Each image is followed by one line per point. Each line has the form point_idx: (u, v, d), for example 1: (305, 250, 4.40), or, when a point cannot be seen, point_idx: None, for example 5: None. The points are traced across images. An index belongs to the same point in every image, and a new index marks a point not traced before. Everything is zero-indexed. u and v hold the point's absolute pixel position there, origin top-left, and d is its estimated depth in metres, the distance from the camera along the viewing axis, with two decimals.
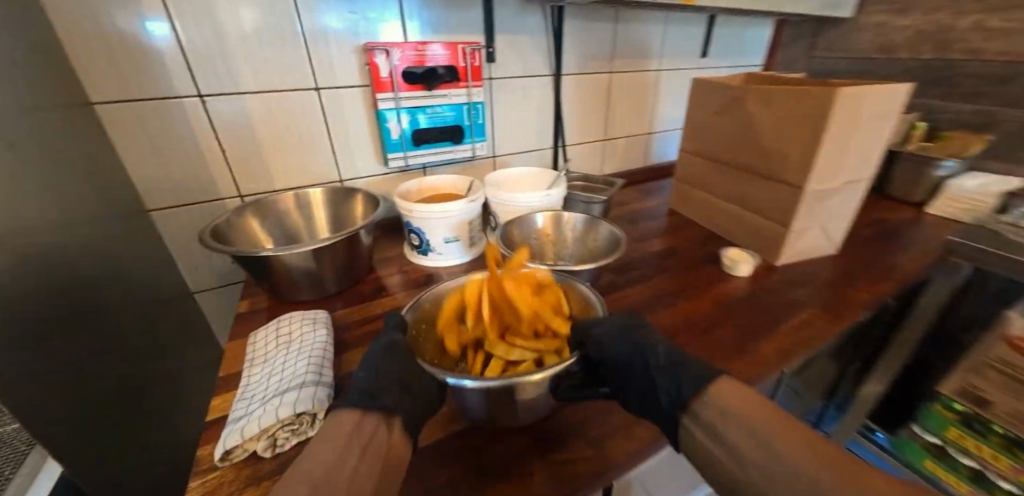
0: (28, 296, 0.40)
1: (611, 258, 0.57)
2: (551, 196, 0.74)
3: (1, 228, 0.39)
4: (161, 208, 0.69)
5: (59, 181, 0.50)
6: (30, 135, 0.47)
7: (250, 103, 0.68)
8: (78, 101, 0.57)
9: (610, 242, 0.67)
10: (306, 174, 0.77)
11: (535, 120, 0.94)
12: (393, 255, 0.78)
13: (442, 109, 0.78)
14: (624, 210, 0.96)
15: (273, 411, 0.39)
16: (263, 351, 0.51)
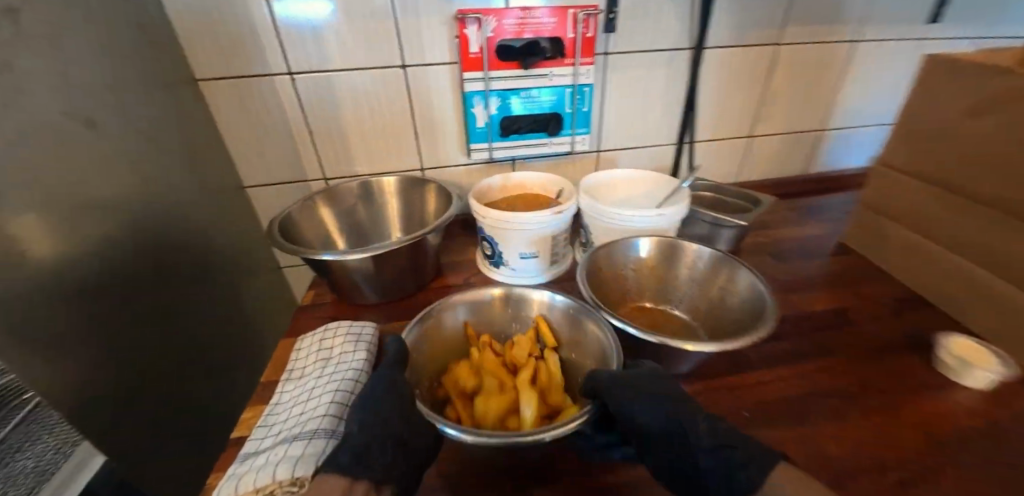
0: (84, 281, 0.40)
1: (758, 334, 0.38)
2: (666, 216, 0.55)
3: (64, 213, 0.39)
4: (256, 185, 0.70)
5: (147, 158, 0.51)
6: (121, 113, 0.48)
7: (335, 82, 0.63)
8: (182, 79, 0.57)
9: (750, 301, 0.47)
10: (387, 160, 0.72)
11: (656, 109, 0.73)
12: (463, 260, 0.69)
13: (538, 92, 0.64)
14: (764, 237, 0.71)
15: (273, 467, 0.33)
16: (303, 365, 0.47)
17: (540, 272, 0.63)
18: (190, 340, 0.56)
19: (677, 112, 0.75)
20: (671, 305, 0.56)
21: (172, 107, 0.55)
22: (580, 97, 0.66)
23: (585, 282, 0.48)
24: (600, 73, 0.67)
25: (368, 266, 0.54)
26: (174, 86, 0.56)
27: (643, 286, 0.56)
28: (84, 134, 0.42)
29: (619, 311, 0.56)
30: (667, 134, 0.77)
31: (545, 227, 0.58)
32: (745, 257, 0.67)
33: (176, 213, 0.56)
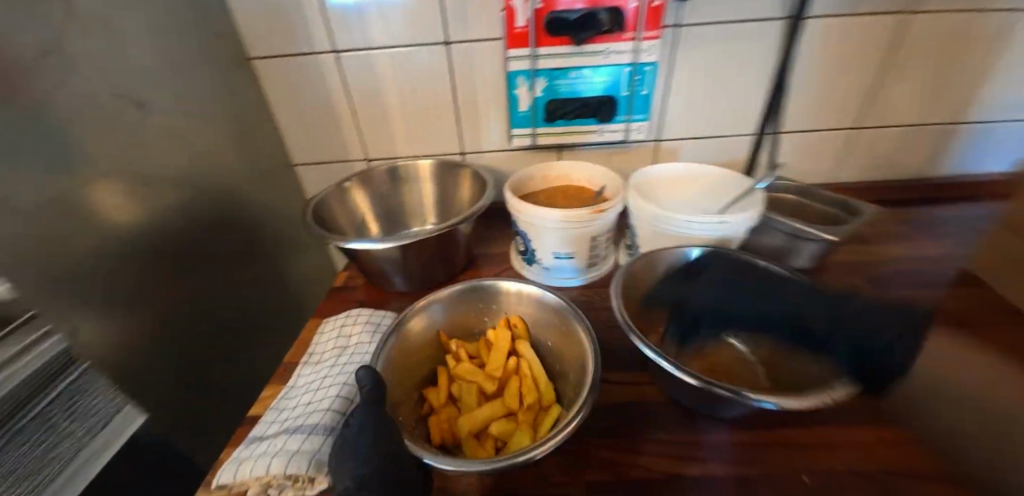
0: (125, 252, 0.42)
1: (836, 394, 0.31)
2: (728, 223, 0.48)
3: (110, 189, 0.41)
4: (304, 163, 0.72)
5: (196, 136, 0.53)
6: (171, 91, 0.49)
7: (377, 60, 0.61)
8: (236, 57, 0.59)
9: (831, 342, 0.38)
10: (427, 143, 0.69)
11: (734, 92, 0.62)
12: (496, 254, 0.65)
13: (591, 72, 0.57)
14: (852, 254, 0.59)
15: (269, 459, 0.33)
16: (322, 349, 0.47)
17: (575, 275, 0.57)
18: (231, 309, 0.60)
19: (760, 97, 0.63)
20: (724, 330, 0.48)
21: (224, 85, 0.57)
22: (639, 78, 0.58)
23: (619, 295, 0.42)
24: (666, 49, 0.57)
25: (393, 254, 0.53)
26: (225, 64, 0.57)
27: None
28: (132, 114, 0.44)
29: (660, 329, 0.48)
30: (744, 124, 0.65)
31: (585, 226, 0.52)
32: (828, 278, 0.55)
33: (223, 188, 0.59)
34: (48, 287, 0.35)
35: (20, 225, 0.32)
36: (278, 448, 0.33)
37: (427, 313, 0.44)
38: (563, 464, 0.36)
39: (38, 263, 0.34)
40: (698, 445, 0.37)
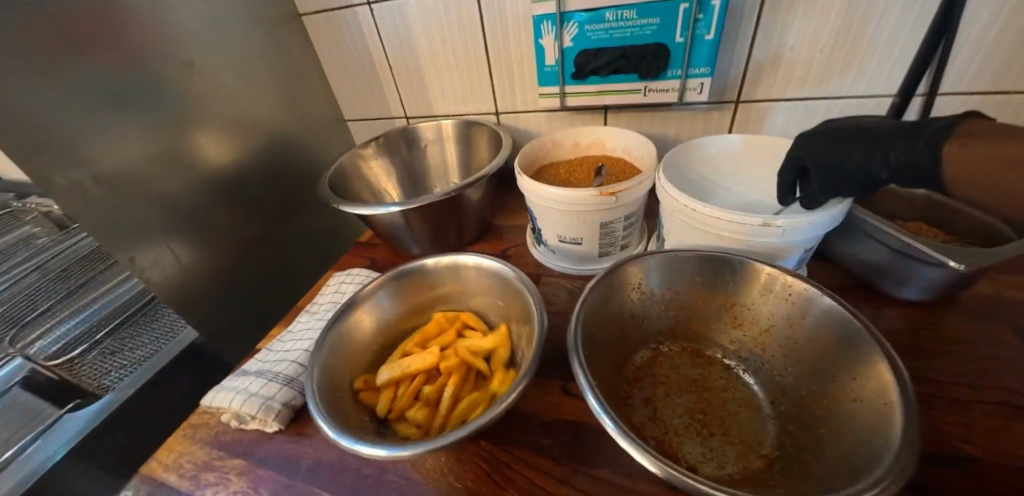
0: (180, 198, 0.51)
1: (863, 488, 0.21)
2: (778, 231, 0.34)
3: (161, 144, 0.48)
4: (354, 119, 0.75)
5: (250, 93, 0.59)
6: (222, 53, 0.55)
7: (408, 11, 0.57)
8: (287, 16, 0.62)
9: (871, 428, 0.26)
10: (460, 100, 0.65)
11: (858, 33, 0.43)
12: (514, 226, 0.61)
13: (636, 12, 0.44)
14: (996, 288, 0.41)
15: (236, 395, 0.38)
16: (324, 299, 0.51)
17: (585, 263, 0.50)
18: (287, 252, 0.68)
19: (908, 40, 0.42)
20: (740, 365, 0.37)
21: (275, 43, 0.61)
22: (702, 17, 0.43)
23: (588, 309, 0.34)
24: None
25: (397, 220, 0.53)
26: (274, 22, 0.60)
27: (703, 324, 0.38)
28: (186, 74, 0.51)
29: (660, 347, 0.40)
30: (874, 80, 0.45)
31: (591, 210, 0.44)
32: (944, 321, 0.39)
33: (278, 142, 0.65)
34: (114, 225, 0.44)
35: (85, 171, 0.41)
36: (246, 387, 0.38)
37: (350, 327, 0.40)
38: (485, 472, 0.33)
39: (105, 203, 0.43)
40: None
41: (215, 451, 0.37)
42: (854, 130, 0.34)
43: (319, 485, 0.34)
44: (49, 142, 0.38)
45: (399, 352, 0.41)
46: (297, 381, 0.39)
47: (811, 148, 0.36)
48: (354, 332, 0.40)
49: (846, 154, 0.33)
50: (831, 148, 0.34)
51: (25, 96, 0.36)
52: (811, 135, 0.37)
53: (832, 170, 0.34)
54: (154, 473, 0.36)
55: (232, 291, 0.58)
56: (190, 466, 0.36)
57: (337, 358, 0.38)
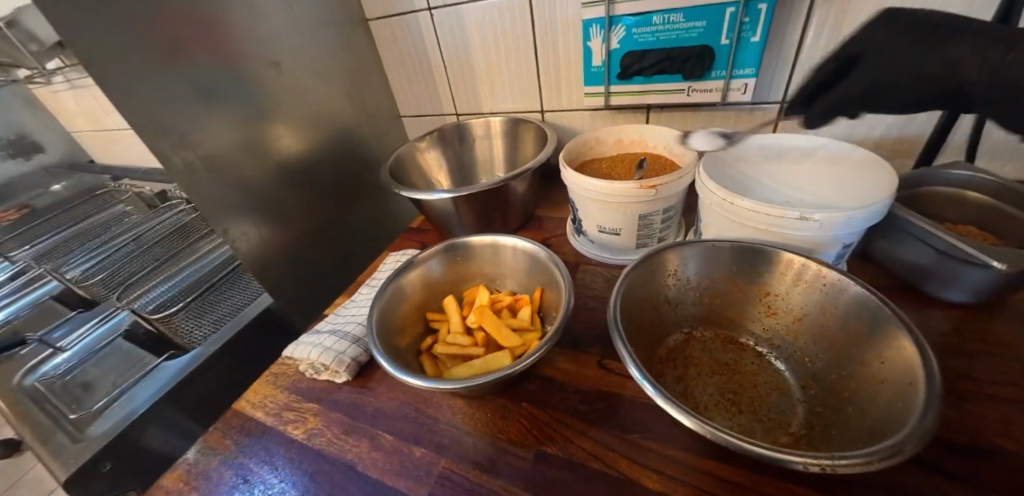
0: (262, 180, 0.58)
1: (881, 455, 0.24)
2: (818, 225, 0.36)
3: (250, 132, 0.56)
4: (408, 115, 0.81)
5: (323, 90, 0.66)
6: (301, 53, 0.62)
7: (465, 15, 0.62)
8: (356, 21, 0.68)
9: (896, 408, 0.27)
10: (509, 99, 0.69)
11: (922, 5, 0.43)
12: (554, 218, 0.64)
13: (682, 15, 0.47)
14: None
15: (313, 348, 0.44)
16: (381, 277, 0.56)
17: (624, 253, 0.53)
18: (345, 235, 0.75)
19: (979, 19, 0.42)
20: (772, 352, 0.38)
21: (345, 45, 0.68)
22: (749, 19, 0.45)
23: (626, 287, 0.37)
24: None
25: (449, 206, 0.57)
26: (345, 27, 0.67)
27: (736, 312, 0.40)
28: (272, 73, 0.58)
29: (694, 332, 0.42)
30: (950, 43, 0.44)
31: (633, 202, 0.47)
32: (989, 325, 0.39)
33: (343, 135, 0.72)
34: (212, 199, 0.51)
35: (194, 153, 0.48)
36: (321, 342, 0.44)
37: (391, 302, 0.43)
38: (526, 428, 0.37)
39: (207, 181, 0.50)
40: (692, 472, 0.32)
41: (293, 395, 0.44)
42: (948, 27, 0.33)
43: (380, 428, 0.39)
44: (167, 127, 0.45)
45: (468, 351, 0.40)
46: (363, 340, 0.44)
47: (891, 43, 0.35)
48: (405, 292, 0.45)
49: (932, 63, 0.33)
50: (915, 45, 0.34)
51: (152, 89, 0.44)
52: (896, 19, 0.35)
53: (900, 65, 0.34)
54: (244, 410, 0.43)
55: (300, 266, 0.65)
56: (273, 406, 0.43)
57: (390, 323, 0.42)
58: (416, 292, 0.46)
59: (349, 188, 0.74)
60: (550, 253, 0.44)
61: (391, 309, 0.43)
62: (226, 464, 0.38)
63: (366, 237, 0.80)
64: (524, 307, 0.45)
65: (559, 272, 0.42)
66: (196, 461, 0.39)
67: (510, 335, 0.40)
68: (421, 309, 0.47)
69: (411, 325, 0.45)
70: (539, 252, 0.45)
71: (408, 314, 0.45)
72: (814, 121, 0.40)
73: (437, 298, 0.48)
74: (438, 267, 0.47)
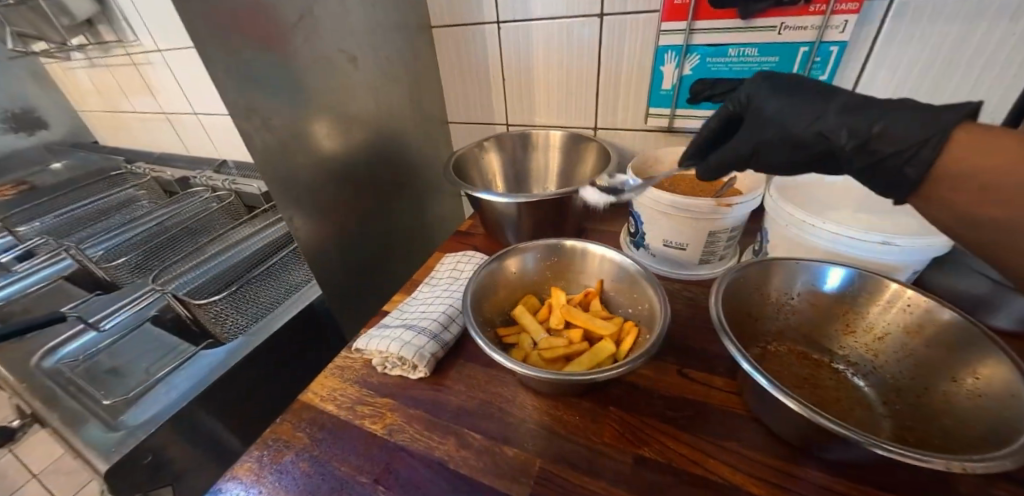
0: (324, 171, 0.58)
1: (1005, 460, 0.25)
2: (890, 246, 0.39)
3: (320, 123, 0.55)
4: (456, 122, 0.83)
5: (385, 89, 0.67)
6: (373, 51, 0.63)
7: (533, 31, 0.65)
8: (423, 27, 0.70)
9: (996, 417, 0.29)
10: (563, 114, 0.72)
11: (940, 87, 0.49)
12: (606, 231, 0.66)
13: (756, 50, 0.51)
14: None
15: (390, 341, 0.43)
16: (440, 277, 0.56)
17: (685, 268, 0.54)
18: (387, 234, 0.74)
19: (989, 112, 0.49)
20: (850, 368, 0.40)
21: (409, 48, 0.69)
22: (819, 59, 0.50)
23: (723, 295, 0.39)
24: (869, 31, 0.49)
25: (510, 212, 0.58)
26: (411, 32, 0.68)
27: (815, 327, 0.42)
28: (346, 67, 0.58)
29: (767, 346, 0.43)
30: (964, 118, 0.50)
31: (705, 219, 0.49)
32: None
33: (396, 135, 0.72)
34: (280, 184, 0.50)
35: (272, 136, 0.48)
36: (398, 335, 0.43)
37: (478, 292, 0.44)
38: (618, 431, 0.37)
39: (279, 165, 0.50)
40: (789, 479, 0.33)
41: (364, 389, 0.42)
42: (816, 91, 0.33)
43: (463, 425, 0.38)
44: (254, 109, 0.45)
45: (572, 350, 0.41)
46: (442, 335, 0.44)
47: (766, 107, 0.35)
48: (491, 290, 0.46)
49: (799, 124, 0.33)
50: (795, 104, 0.34)
51: (247, 71, 0.44)
52: (772, 81, 0.36)
53: (785, 121, 0.34)
54: (313, 402, 0.41)
55: (345, 261, 0.64)
56: (344, 399, 0.41)
57: (478, 316, 0.43)
58: (500, 290, 0.48)
59: (395, 188, 0.74)
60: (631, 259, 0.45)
61: (475, 301, 0.44)
62: (301, 456, 0.36)
63: (403, 240, 0.79)
64: (593, 299, 0.46)
65: (647, 283, 0.43)
66: (268, 453, 0.37)
67: (609, 329, 0.41)
68: (502, 302, 0.48)
69: (494, 319, 0.47)
70: (616, 259, 0.47)
71: (491, 309, 0.46)
72: (711, 173, 0.40)
73: (517, 297, 0.50)
74: (530, 263, 0.50)
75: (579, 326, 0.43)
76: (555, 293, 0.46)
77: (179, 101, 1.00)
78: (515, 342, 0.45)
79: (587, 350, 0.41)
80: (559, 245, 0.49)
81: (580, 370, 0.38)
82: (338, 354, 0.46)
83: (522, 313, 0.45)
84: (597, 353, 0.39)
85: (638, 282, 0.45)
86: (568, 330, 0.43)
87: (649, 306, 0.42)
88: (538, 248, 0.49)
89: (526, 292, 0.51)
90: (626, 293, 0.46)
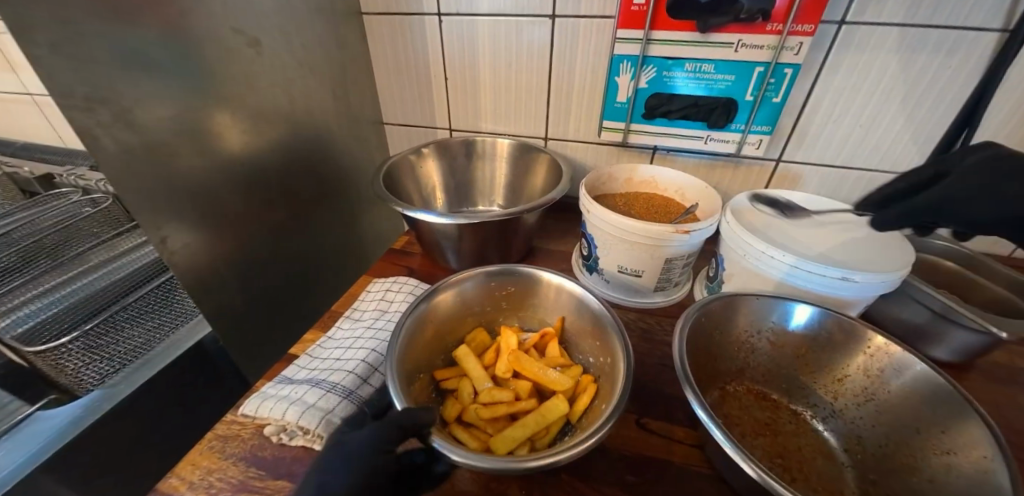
0: (217, 179, 0.46)
1: None
2: (849, 284, 0.37)
3: (209, 118, 0.44)
4: (392, 123, 0.74)
5: (303, 81, 0.56)
6: (286, 35, 0.52)
7: (480, 28, 0.58)
8: (352, 14, 0.61)
9: (974, 479, 0.27)
10: (512, 122, 0.65)
11: (878, 116, 0.50)
12: (556, 251, 0.60)
13: (713, 67, 0.49)
14: (1010, 358, 0.44)
15: (288, 404, 0.34)
16: (365, 310, 0.47)
17: (639, 296, 0.50)
18: (306, 252, 0.64)
19: (922, 141, 0.50)
20: (810, 411, 0.38)
21: (335, 37, 0.59)
22: (773, 81, 0.48)
23: (687, 335, 0.35)
24: (819, 54, 0.48)
25: (451, 233, 0.50)
26: (337, 16, 0.59)
27: (774, 365, 0.39)
28: (248, 52, 0.48)
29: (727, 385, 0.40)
30: (898, 145, 0.51)
31: (661, 246, 0.44)
32: (972, 382, 0.41)
33: (318, 136, 0.61)
34: (149, 198, 0.39)
35: (133, 135, 0.37)
36: (301, 396, 0.35)
37: (411, 330, 0.37)
38: None
39: (145, 172, 0.38)
40: None
41: (254, 468, 0.33)
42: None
43: None
44: (103, 98, 0.34)
45: (518, 408, 0.35)
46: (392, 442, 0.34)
47: None
48: (426, 326, 0.40)
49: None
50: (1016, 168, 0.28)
51: (92, 48, 0.33)
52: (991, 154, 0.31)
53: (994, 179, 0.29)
54: (178, 492, 0.31)
55: (248, 286, 0.53)
56: (222, 485, 0.31)
57: (405, 363, 0.36)
58: (437, 325, 0.41)
59: (316, 197, 0.63)
60: (591, 294, 0.40)
61: (402, 346, 0.36)
62: None
63: (328, 256, 0.69)
64: (550, 342, 0.41)
65: (610, 323, 0.38)
66: None
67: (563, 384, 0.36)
68: (439, 337, 0.42)
69: (427, 357, 0.40)
70: (578, 294, 0.41)
71: (423, 351, 0.39)
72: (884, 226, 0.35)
73: (463, 330, 0.44)
74: (469, 290, 0.43)
75: (528, 376, 0.37)
76: (505, 335, 0.40)
77: None
78: (456, 388, 0.39)
79: (535, 409, 0.35)
80: (516, 273, 0.43)
81: (523, 434, 0.32)
82: (220, 419, 0.36)
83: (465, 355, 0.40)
84: (543, 416, 0.33)
85: (602, 324, 0.39)
86: (517, 380, 0.38)
87: (612, 361, 0.37)
88: (485, 276, 0.43)
89: (474, 324, 0.45)
90: (588, 336, 0.41)
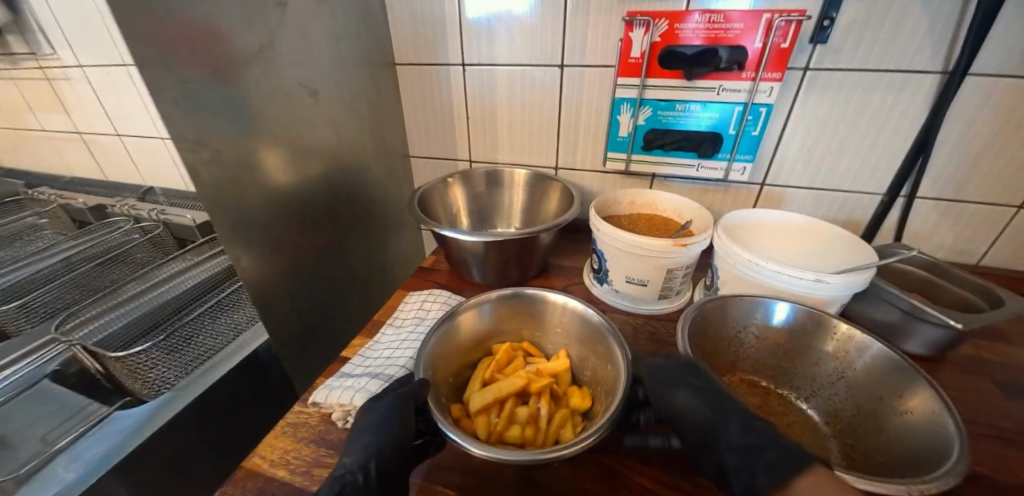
0: (278, 205, 0.54)
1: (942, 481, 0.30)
2: (817, 283, 0.43)
3: (275, 154, 0.52)
4: (418, 156, 0.83)
5: (347, 122, 0.65)
6: (336, 84, 0.61)
7: (497, 75, 0.68)
8: (387, 65, 0.70)
9: (931, 437, 0.34)
10: (525, 154, 0.74)
11: (844, 144, 0.58)
12: (569, 267, 0.67)
13: (700, 107, 0.58)
14: (976, 351, 0.50)
15: (354, 392, 0.41)
16: (405, 318, 0.53)
17: (645, 304, 0.57)
18: (342, 270, 0.70)
19: (886, 165, 0.58)
20: (794, 393, 0.44)
21: (373, 84, 0.69)
22: (751, 117, 0.57)
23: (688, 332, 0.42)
24: (789, 94, 0.57)
25: (478, 250, 0.57)
26: (375, 68, 0.68)
27: (762, 356, 0.46)
28: (307, 100, 0.57)
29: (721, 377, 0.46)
30: (865, 169, 0.59)
31: (663, 258, 0.51)
32: (943, 372, 0.47)
33: (356, 168, 0.70)
34: (228, 221, 0.46)
35: (222, 170, 0.44)
36: (362, 384, 0.42)
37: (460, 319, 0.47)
38: (599, 476, 0.37)
39: (228, 200, 0.46)
40: None
41: (324, 448, 0.38)
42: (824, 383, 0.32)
43: (445, 484, 0.36)
44: (204, 142, 0.42)
45: (482, 379, 0.46)
46: (435, 437, 0.39)
47: None
48: (468, 322, 0.48)
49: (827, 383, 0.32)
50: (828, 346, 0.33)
51: (200, 102, 0.41)
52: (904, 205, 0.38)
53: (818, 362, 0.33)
54: (261, 469, 0.36)
55: (296, 300, 0.60)
56: (299, 462, 0.37)
57: (452, 338, 0.47)
58: (509, 316, 0.51)
59: (353, 221, 0.71)
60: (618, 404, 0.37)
61: (442, 334, 0.45)
62: None
63: (360, 276, 0.75)
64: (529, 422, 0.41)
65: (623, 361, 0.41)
66: None
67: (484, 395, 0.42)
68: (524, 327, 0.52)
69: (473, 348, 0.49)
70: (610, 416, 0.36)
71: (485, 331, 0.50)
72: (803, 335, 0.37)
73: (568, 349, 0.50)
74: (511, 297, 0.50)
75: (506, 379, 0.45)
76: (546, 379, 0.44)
77: (99, 122, 0.90)
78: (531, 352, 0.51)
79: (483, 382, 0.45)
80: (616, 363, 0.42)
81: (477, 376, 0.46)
82: (291, 408, 0.42)
83: (561, 371, 0.46)
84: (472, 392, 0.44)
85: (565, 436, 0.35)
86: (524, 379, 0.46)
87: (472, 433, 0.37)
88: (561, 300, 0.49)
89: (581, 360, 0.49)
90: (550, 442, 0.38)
